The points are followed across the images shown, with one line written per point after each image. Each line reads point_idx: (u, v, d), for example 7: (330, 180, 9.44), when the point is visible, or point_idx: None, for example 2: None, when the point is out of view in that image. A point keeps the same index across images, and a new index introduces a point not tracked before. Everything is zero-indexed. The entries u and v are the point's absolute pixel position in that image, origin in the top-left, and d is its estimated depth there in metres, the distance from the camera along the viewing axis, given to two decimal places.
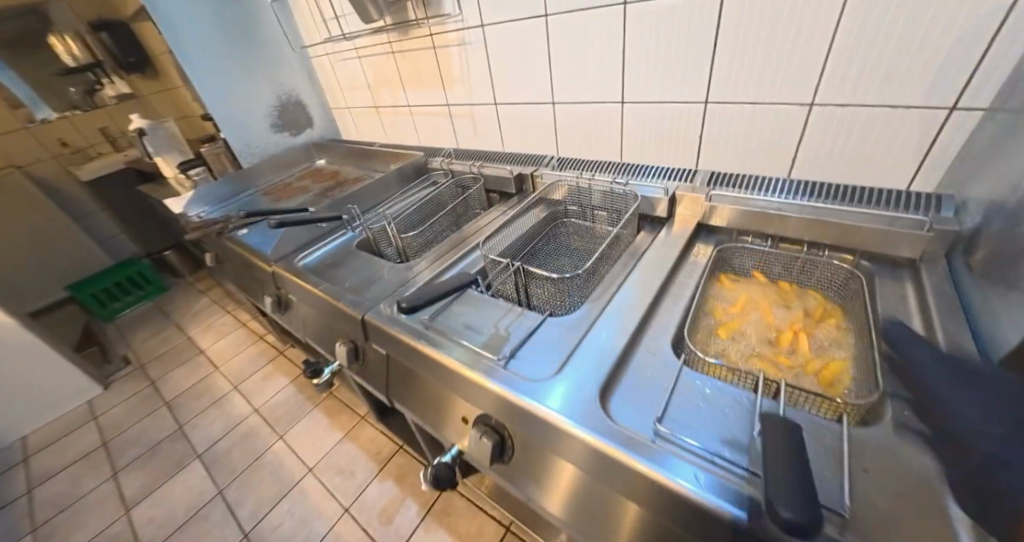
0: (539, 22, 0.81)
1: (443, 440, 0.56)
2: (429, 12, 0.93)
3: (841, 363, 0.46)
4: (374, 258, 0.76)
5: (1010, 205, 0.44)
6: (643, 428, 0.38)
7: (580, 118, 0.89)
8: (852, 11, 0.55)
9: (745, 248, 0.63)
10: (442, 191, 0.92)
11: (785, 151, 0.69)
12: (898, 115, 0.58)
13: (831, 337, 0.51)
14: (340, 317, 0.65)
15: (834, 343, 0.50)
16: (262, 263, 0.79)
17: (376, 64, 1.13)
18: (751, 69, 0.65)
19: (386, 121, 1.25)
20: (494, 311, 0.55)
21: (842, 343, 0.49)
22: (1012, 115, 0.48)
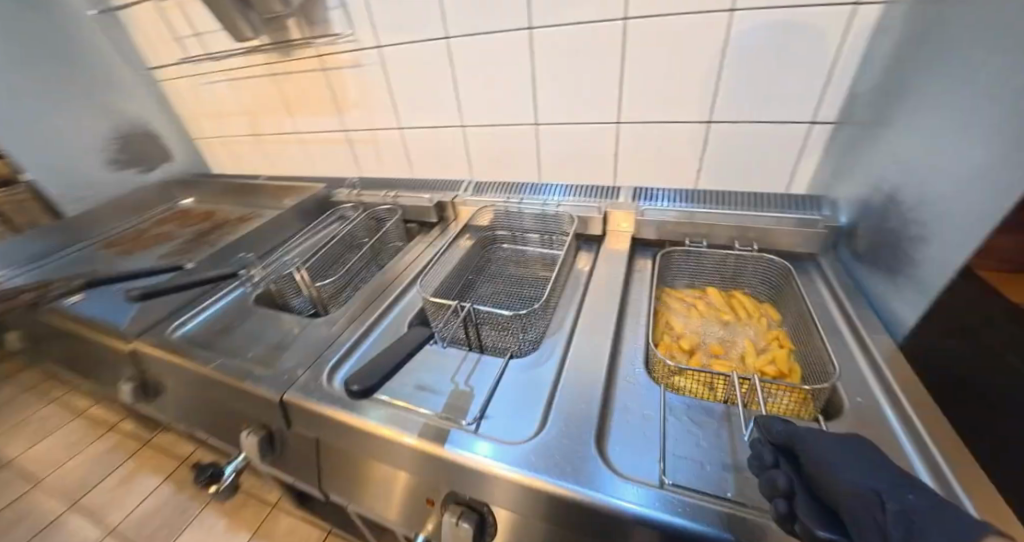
0: (441, 44, 0.77)
1: (404, 529, 0.46)
2: (315, 31, 0.83)
3: (789, 361, 0.50)
4: (278, 314, 0.62)
5: (878, 200, 0.53)
6: (649, 474, 0.35)
7: (494, 141, 0.86)
8: (733, 41, 0.61)
9: (683, 254, 0.65)
10: (356, 228, 0.81)
11: (690, 165, 0.75)
12: (775, 129, 0.67)
13: (771, 335, 0.54)
14: (239, 399, 0.51)
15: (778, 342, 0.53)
16: (111, 342, 0.59)
17: (251, 87, 0.98)
18: (653, 93, 0.69)
19: (270, 151, 1.09)
20: (453, 364, 0.48)
21: (783, 339, 0.54)
22: (861, 127, 0.58)
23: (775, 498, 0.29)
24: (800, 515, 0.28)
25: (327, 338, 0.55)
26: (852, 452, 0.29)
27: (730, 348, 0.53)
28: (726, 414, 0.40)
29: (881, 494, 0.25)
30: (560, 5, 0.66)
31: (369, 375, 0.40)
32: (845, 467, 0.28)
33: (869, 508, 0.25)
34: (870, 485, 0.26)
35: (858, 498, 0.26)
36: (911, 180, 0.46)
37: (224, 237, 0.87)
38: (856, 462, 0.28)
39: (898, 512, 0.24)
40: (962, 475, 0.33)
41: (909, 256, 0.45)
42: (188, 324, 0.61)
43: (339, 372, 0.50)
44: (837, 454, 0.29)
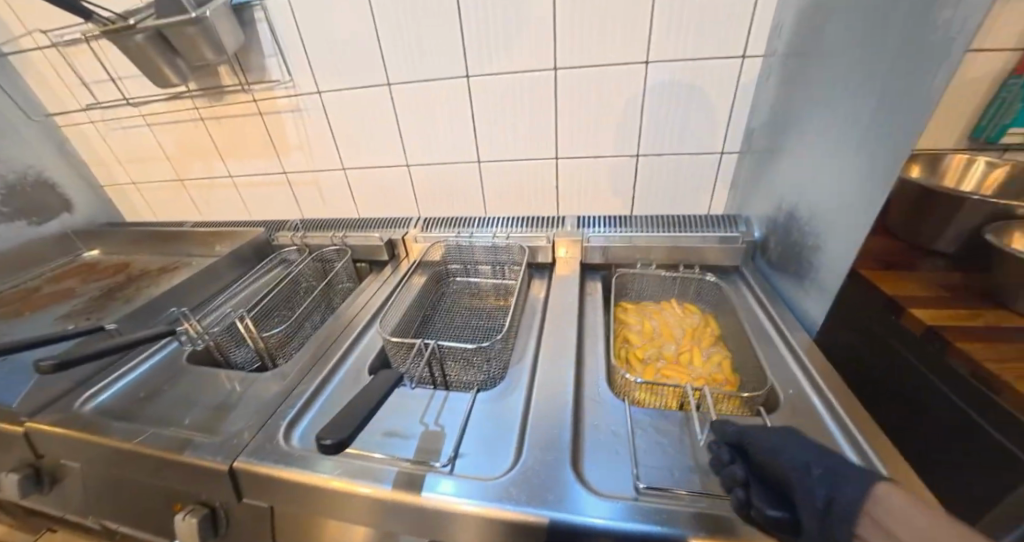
0: (383, 90, 0.79)
1: None
2: (250, 77, 0.81)
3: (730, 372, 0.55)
4: (217, 371, 0.57)
5: (781, 216, 0.62)
6: (625, 487, 0.36)
7: (440, 179, 0.87)
8: (651, 87, 0.70)
9: (635, 273, 0.71)
10: (302, 272, 0.78)
11: (625, 193, 0.82)
12: (693, 159, 0.76)
13: (714, 347, 0.61)
14: (174, 473, 0.45)
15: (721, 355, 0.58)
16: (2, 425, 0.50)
17: (175, 132, 0.92)
18: (586, 131, 0.76)
19: (197, 196, 1.02)
20: (421, 405, 0.47)
21: (725, 350, 0.59)
22: (760, 156, 0.68)
23: (734, 489, 0.32)
24: (754, 500, 0.31)
25: (278, 393, 0.52)
26: (785, 434, 0.33)
27: (680, 357, 0.58)
28: (684, 420, 0.43)
29: (809, 464, 0.30)
30: (497, 56, 0.71)
31: (342, 426, 0.35)
32: (780, 447, 0.32)
33: (800, 476, 0.29)
34: (802, 458, 0.30)
35: (791, 472, 0.30)
36: (803, 198, 0.55)
37: (143, 291, 0.78)
38: (787, 440, 0.32)
39: (822, 476, 0.29)
40: (882, 451, 0.38)
41: (811, 262, 0.53)
42: (103, 393, 0.53)
43: (295, 429, 0.46)
44: (778, 440, 0.33)
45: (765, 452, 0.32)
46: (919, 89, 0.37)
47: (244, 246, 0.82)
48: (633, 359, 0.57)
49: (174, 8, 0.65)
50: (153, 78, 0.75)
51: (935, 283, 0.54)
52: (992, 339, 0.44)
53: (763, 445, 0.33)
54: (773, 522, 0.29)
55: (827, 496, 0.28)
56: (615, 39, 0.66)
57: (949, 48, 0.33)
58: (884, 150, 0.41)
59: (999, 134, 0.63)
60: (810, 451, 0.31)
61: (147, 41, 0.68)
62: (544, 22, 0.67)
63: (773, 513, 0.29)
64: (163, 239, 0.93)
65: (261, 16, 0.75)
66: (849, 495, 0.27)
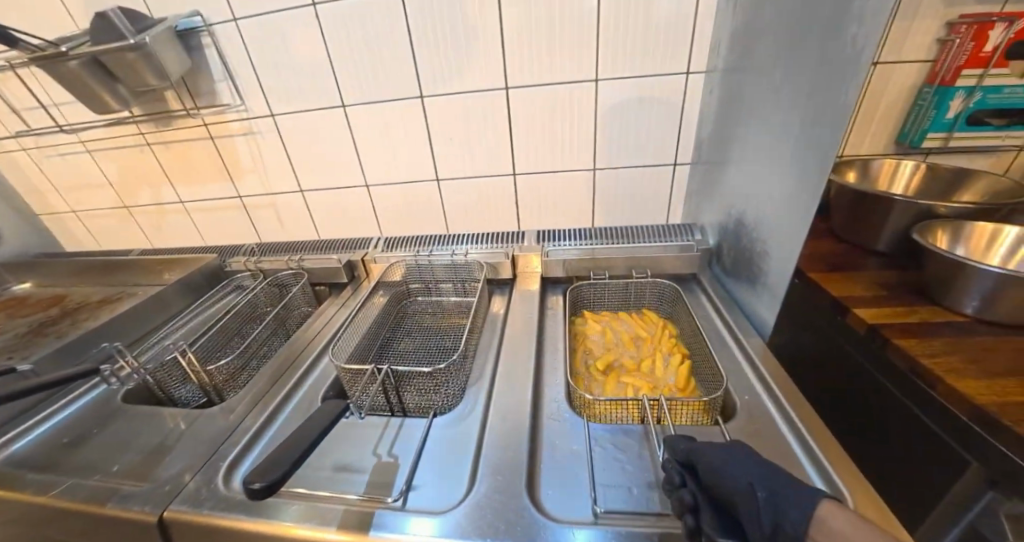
0: (339, 111, 0.78)
1: None
2: (198, 101, 0.79)
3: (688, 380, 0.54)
4: (155, 410, 0.53)
5: (731, 225, 0.64)
6: (583, 510, 0.35)
7: (400, 198, 0.86)
8: (603, 104, 0.72)
9: (594, 282, 0.69)
10: (255, 297, 0.74)
11: (585, 206, 0.83)
12: (647, 172, 0.78)
13: (674, 354, 0.59)
14: (99, 527, 0.41)
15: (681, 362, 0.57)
16: None
17: (119, 158, 0.88)
18: (544, 147, 0.77)
19: (145, 223, 0.97)
20: (375, 435, 0.45)
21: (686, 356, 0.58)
22: (709, 167, 0.70)
23: (684, 515, 0.32)
24: (705, 527, 0.31)
25: (222, 431, 0.48)
26: (732, 450, 0.33)
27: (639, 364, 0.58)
28: (644, 434, 0.42)
29: (753, 485, 0.30)
30: (452, 76, 0.72)
31: (273, 467, 0.33)
32: (727, 467, 0.32)
33: (745, 500, 0.30)
34: (745, 480, 0.30)
35: (736, 496, 0.30)
36: (749, 207, 0.57)
37: (79, 325, 0.73)
38: (730, 458, 0.32)
39: (768, 501, 0.29)
40: (836, 461, 0.38)
41: (759, 269, 0.55)
42: (14, 443, 0.48)
43: (238, 471, 0.43)
44: (723, 458, 0.32)
45: (710, 473, 0.32)
46: (839, 100, 0.39)
47: (194, 274, 0.78)
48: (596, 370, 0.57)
49: (111, 34, 0.63)
50: (91, 105, 0.71)
51: (874, 283, 0.56)
52: (926, 335, 0.46)
53: (708, 464, 0.32)
54: None
55: (773, 524, 0.28)
56: (565, 58, 0.68)
57: (861, 62, 0.35)
58: (814, 158, 0.43)
59: (920, 140, 0.67)
60: (755, 468, 0.31)
61: (83, 67, 0.65)
62: (496, 43, 0.68)
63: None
64: (105, 269, 0.88)
65: (208, 41, 0.73)
66: (793, 519, 0.27)
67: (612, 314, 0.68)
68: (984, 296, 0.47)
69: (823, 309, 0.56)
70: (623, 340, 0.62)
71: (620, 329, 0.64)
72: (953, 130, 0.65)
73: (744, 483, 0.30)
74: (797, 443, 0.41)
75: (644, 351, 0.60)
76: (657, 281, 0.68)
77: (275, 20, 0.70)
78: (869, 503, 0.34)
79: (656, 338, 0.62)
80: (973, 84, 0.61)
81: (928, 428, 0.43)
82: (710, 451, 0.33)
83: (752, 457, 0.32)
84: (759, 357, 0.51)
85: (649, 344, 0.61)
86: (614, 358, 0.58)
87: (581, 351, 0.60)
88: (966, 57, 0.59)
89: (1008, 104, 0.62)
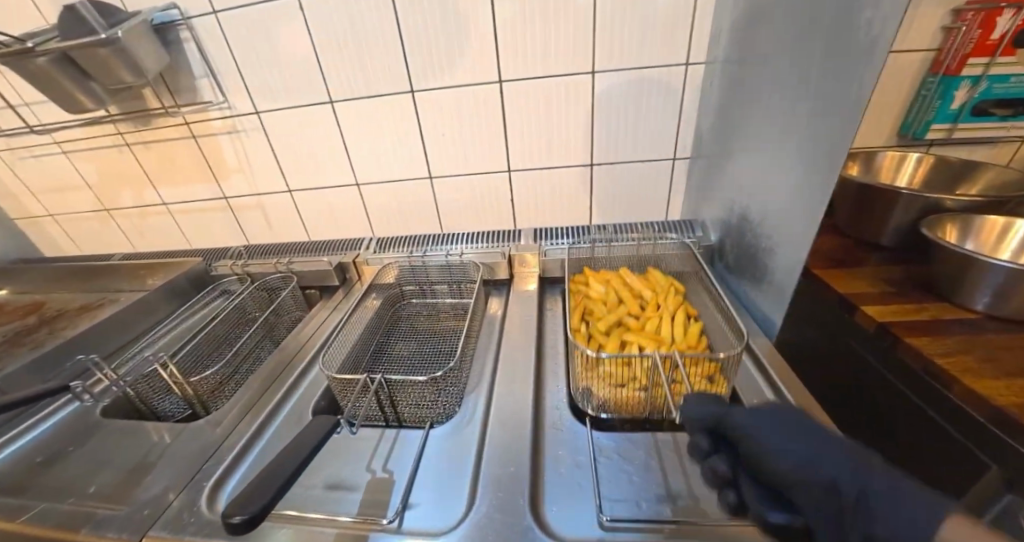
0: (326, 108, 0.75)
1: None
2: (179, 99, 0.76)
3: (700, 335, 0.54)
4: (136, 425, 0.50)
5: (733, 221, 0.62)
6: (589, 527, 0.34)
7: (392, 197, 0.84)
8: (600, 98, 0.69)
9: (606, 249, 0.68)
10: (243, 302, 0.72)
11: (582, 203, 0.81)
12: (646, 167, 0.76)
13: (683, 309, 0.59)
14: None
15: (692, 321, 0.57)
16: None
17: (98, 159, 0.84)
18: (540, 143, 0.75)
19: (127, 226, 0.93)
20: (368, 450, 0.43)
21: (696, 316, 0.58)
22: (709, 162, 0.68)
23: (725, 492, 0.33)
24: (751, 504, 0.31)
25: (207, 446, 0.46)
26: (772, 419, 0.32)
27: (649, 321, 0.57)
28: (650, 443, 0.41)
29: (820, 479, 0.28)
30: (443, 70, 0.69)
31: (258, 494, 0.30)
32: (773, 443, 0.31)
33: (808, 485, 0.29)
34: (802, 467, 0.29)
35: (791, 477, 0.29)
36: (752, 203, 0.55)
37: (58, 334, 0.70)
38: (776, 435, 0.31)
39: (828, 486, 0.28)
40: None
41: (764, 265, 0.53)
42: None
43: (222, 491, 0.41)
44: (770, 437, 0.31)
45: (757, 453, 0.31)
46: (852, 90, 0.37)
47: (178, 278, 0.75)
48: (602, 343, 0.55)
49: (81, 29, 0.59)
50: (64, 104, 0.68)
51: (880, 279, 0.55)
52: (937, 333, 0.45)
53: (758, 448, 0.31)
54: (776, 526, 0.30)
55: (841, 510, 0.27)
56: (561, 50, 0.66)
57: (875, 50, 0.33)
58: (825, 151, 0.41)
59: (924, 131, 0.66)
60: (806, 447, 0.30)
61: (52, 64, 0.62)
62: (489, 34, 0.65)
63: (775, 519, 0.30)
64: (86, 275, 0.84)
65: (187, 35, 0.70)
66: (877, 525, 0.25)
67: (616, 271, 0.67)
68: (996, 292, 0.45)
69: (829, 306, 0.55)
70: (630, 295, 0.60)
71: (626, 286, 0.63)
72: (957, 121, 0.63)
73: (795, 463, 0.29)
74: None
75: (652, 308, 0.59)
76: (670, 242, 0.68)
77: (256, 13, 0.67)
78: None
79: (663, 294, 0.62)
80: (978, 73, 0.59)
81: (943, 429, 0.41)
82: (750, 426, 0.32)
83: (789, 426, 0.31)
84: (766, 358, 0.49)
85: (655, 298, 0.61)
86: (623, 317, 0.57)
87: (585, 314, 0.58)
88: (971, 46, 0.57)
89: (1013, 94, 0.60)
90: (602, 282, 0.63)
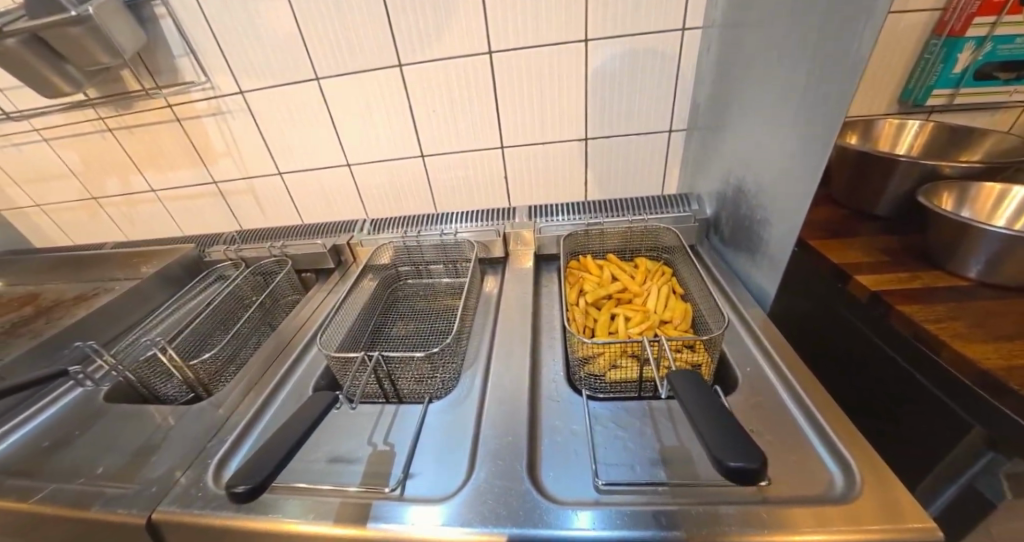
0: (312, 86, 0.73)
1: None
2: (159, 80, 0.73)
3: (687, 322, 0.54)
4: (139, 409, 0.51)
5: (728, 194, 0.62)
6: (584, 489, 0.35)
7: (384, 178, 0.83)
8: (593, 69, 0.68)
9: (598, 229, 0.66)
10: (239, 287, 0.72)
11: (577, 179, 0.80)
12: (641, 140, 0.75)
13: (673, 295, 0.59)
14: (88, 531, 0.40)
15: (681, 307, 0.56)
16: None
17: (81, 146, 0.82)
18: (533, 118, 0.73)
19: (117, 214, 0.92)
20: (371, 425, 0.44)
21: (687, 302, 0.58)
22: (705, 132, 0.67)
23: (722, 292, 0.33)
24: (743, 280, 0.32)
25: (211, 425, 0.47)
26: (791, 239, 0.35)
27: (638, 306, 0.57)
28: (644, 410, 0.42)
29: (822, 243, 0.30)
30: (431, 41, 0.67)
31: (260, 465, 0.31)
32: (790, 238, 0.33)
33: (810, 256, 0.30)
34: None
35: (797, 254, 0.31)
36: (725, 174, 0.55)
37: (55, 323, 0.70)
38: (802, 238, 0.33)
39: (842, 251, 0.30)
40: (839, 427, 0.37)
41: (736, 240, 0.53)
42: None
43: (228, 468, 0.42)
44: None
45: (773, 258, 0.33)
46: (851, 47, 0.36)
47: (172, 265, 0.74)
48: (596, 322, 0.55)
49: (50, 8, 0.57)
50: (39, 88, 0.66)
51: (875, 249, 0.55)
52: (929, 300, 0.45)
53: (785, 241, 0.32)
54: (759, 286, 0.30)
55: None
56: (552, 19, 0.64)
57: (876, 3, 0.32)
58: (822, 111, 0.40)
59: (925, 97, 0.65)
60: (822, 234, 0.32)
61: (22, 45, 0.59)
62: (477, 5, 0.63)
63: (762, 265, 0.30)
64: (79, 265, 0.84)
65: (164, 11, 0.67)
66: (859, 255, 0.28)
67: (608, 261, 0.66)
68: (989, 258, 0.45)
69: (823, 276, 0.55)
70: (620, 281, 0.60)
71: (617, 273, 0.62)
72: (959, 86, 0.63)
73: None
74: (799, 415, 0.40)
75: (642, 294, 0.58)
76: (658, 226, 0.65)
77: None
78: (874, 467, 0.34)
79: (653, 280, 0.61)
80: (984, 33, 0.58)
81: (930, 390, 0.42)
82: None
83: None
84: (759, 328, 0.50)
85: (644, 286, 0.60)
86: (609, 301, 0.58)
87: (575, 299, 0.58)
88: (980, 3, 0.56)
89: (1018, 56, 0.60)
90: (590, 269, 0.63)
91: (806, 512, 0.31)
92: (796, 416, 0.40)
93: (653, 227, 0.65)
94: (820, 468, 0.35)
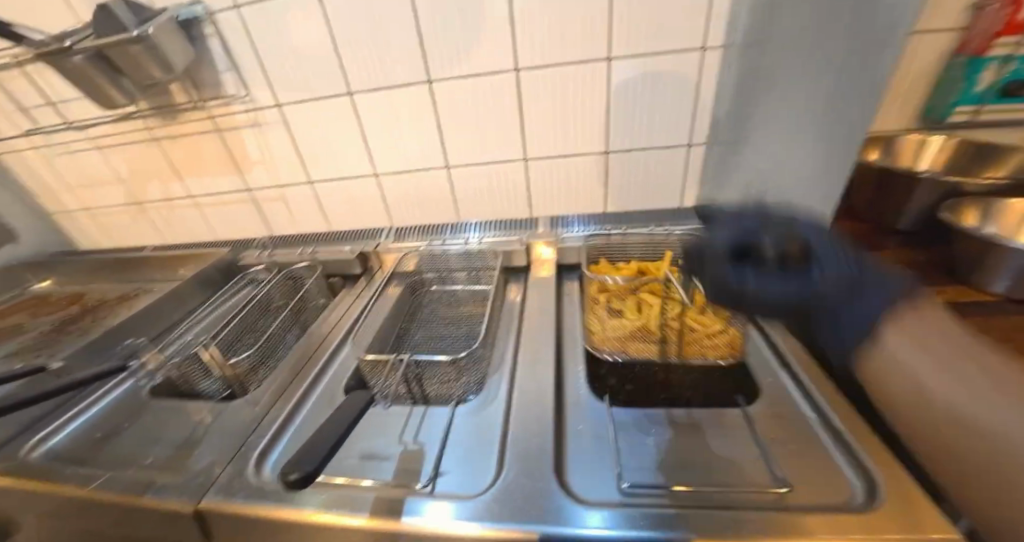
0: (345, 100, 0.77)
1: None
2: (204, 94, 0.78)
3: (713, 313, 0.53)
4: (181, 404, 0.54)
5: None
6: (610, 491, 0.36)
7: (409, 188, 0.86)
8: (616, 85, 0.70)
9: (619, 241, 0.68)
10: (272, 290, 0.75)
11: (597, 192, 0.82)
12: (662, 154, 0.76)
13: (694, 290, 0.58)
14: (138, 517, 0.42)
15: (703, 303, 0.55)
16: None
17: (129, 155, 0.88)
18: (555, 131, 0.75)
19: (157, 220, 0.97)
20: (402, 425, 0.46)
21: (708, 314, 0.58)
22: (726, 147, 0.68)
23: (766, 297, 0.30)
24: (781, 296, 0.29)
25: (250, 420, 0.50)
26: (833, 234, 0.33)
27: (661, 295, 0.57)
28: (666, 418, 0.43)
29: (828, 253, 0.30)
30: (459, 59, 0.70)
31: None
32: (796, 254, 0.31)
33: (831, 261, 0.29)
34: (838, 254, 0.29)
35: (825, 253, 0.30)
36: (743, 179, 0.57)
37: (100, 322, 0.74)
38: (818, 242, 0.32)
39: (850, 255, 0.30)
40: (863, 439, 0.38)
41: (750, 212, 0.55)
42: (41, 443, 0.49)
43: (267, 461, 0.44)
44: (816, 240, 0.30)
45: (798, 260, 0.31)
46: (872, 68, 0.37)
47: (209, 269, 0.78)
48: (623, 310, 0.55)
49: (115, 28, 0.62)
50: (98, 101, 0.71)
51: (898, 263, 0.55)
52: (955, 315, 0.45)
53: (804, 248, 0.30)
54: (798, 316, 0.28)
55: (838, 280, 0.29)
56: (576, 37, 0.66)
57: (897, 29, 0.34)
58: (844, 129, 0.41)
59: (948, 114, 0.66)
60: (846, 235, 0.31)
61: (88, 62, 0.64)
62: (504, 25, 0.66)
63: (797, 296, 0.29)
64: (121, 267, 0.88)
65: (211, 31, 0.72)
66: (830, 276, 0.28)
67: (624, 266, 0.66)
68: (1016, 274, 0.45)
69: None
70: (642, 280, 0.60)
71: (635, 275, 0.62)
72: (983, 103, 0.63)
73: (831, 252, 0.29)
74: (823, 427, 0.40)
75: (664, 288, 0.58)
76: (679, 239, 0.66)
77: (277, 9, 0.69)
78: (899, 478, 0.34)
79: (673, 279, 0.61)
80: (1007, 53, 0.59)
81: None
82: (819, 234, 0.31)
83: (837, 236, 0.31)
84: (780, 340, 0.51)
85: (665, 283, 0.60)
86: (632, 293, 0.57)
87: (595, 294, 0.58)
88: (1001, 25, 0.57)
89: None
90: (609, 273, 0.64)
91: (829, 518, 0.32)
92: (819, 428, 0.40)
93: (674, 240, 0.66)
94: (841, 477, 0.36)
